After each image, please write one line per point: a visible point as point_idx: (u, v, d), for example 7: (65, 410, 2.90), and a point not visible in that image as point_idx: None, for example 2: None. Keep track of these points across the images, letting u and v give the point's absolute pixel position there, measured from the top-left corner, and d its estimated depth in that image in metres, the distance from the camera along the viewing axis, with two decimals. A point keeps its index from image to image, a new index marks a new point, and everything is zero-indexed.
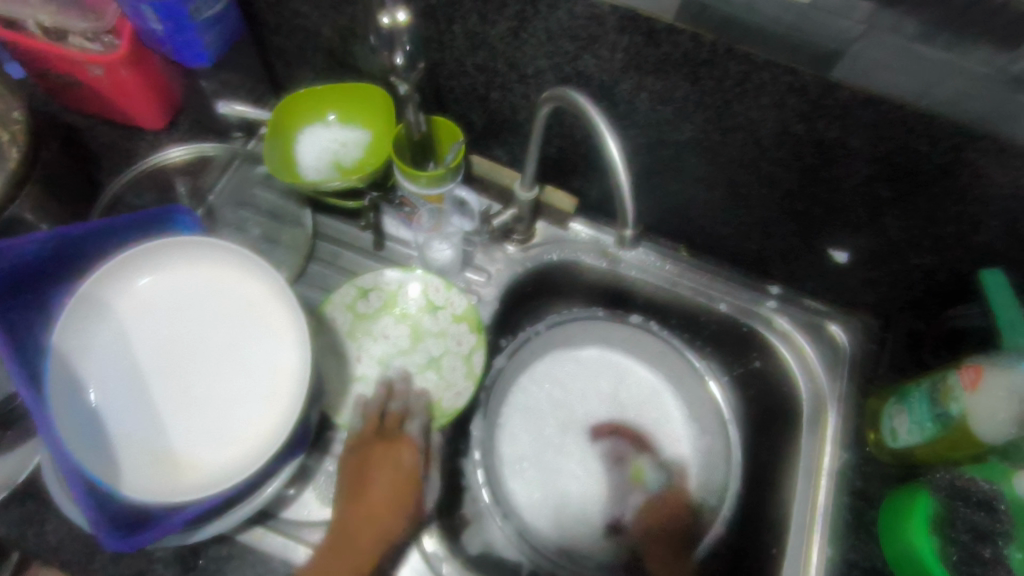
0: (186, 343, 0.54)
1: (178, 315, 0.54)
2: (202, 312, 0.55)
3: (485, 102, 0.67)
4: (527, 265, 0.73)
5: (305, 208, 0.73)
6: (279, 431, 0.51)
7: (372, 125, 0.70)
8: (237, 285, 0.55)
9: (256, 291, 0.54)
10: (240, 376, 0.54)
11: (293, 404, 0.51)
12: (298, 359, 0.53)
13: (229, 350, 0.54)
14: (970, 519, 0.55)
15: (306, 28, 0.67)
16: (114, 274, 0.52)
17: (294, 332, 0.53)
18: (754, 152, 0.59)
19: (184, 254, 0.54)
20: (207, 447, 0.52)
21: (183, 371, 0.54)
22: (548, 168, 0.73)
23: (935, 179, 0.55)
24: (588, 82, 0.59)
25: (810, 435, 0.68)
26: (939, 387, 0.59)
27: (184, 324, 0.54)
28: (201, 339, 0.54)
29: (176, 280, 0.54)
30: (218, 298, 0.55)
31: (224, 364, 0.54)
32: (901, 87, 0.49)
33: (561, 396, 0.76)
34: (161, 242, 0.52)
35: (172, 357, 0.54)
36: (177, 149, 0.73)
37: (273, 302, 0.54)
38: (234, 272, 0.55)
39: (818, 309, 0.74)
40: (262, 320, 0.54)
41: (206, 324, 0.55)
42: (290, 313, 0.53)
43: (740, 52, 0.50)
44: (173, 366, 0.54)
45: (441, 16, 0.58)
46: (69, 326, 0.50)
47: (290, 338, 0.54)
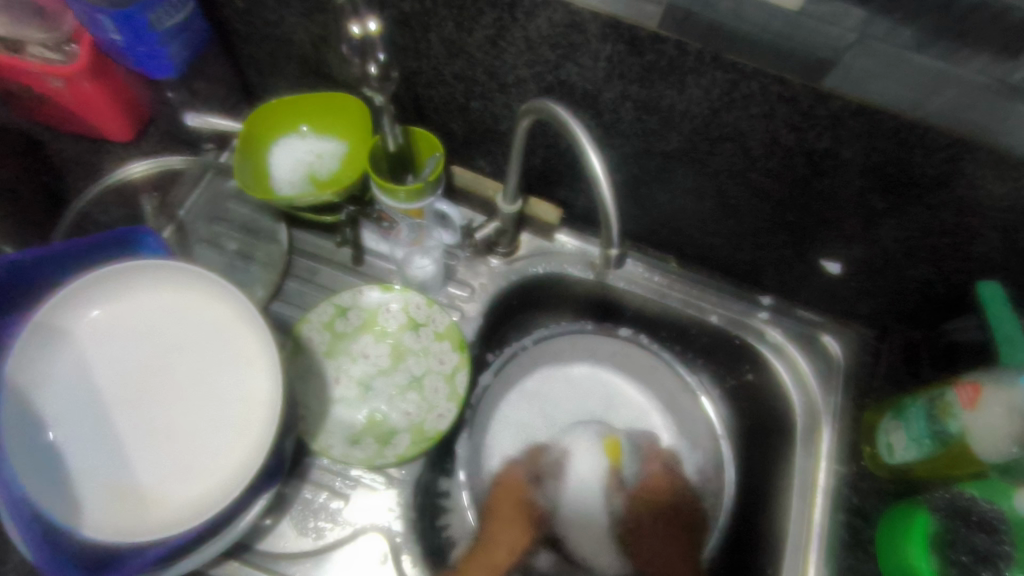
0: (151, 372, 0.52)
1: (143, 342, 0.52)
2: (169, 340, 0.52)
3: (466, 112, 0.64)
4: (512, 278, 0.71)
5: (281, 222, 0.70)
6: (247, 465, 0.48)
7: (348, 135, 0.68)
8: (204, 310, 0.52)
9: (224, 316, 0.52)
10: (209, 405, 0.51)
11: (262, 436, 0.49)
12: (268, 387, 0.50)
13: (196, 378, 0.51)
14: (970, 541, 0.53)
15: (277, 36, 0.64)
16: (72, 301, 0.49)
17: (262, 359, 0.50)
18: (743, 162, 0.57)
19: (145, 278, 0.51)
20: (173, 482, 0.49)
21: (148, 401, 0.51)
22: (533, 178, 0.71)
23: (931, 190, 0.53)
24: (570, 91, 0.56)
25: (804, 452, 0.66)
26: (936, 403, 0.57)
27: (148, 352, 0.52)
28: (167, 367, 0.52)
29: (140, 306, 0.52)
30: (185, 323, 0.52)
31: (191, 393, 0.51)
32: (895, 96, 0.47)
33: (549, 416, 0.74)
34: (118, 267, 0.49)
35: (136, 387, 0.51)
36: (141, 163, 0.70)
37: (241, 327, 0.51)
38: (200, 296, 0.52)
39: (812, 320, 0.72)
40: (230, 347, 0.51)
41: (173, 352, 0.52)
42: (258, 339, 0.50)
43: (726, 60, 0.48)
44: (137, 397, 0.51)
45: (416, 24, 0.56)
46: (24, 357, 0.48)
47: (260, 364, 0.51)
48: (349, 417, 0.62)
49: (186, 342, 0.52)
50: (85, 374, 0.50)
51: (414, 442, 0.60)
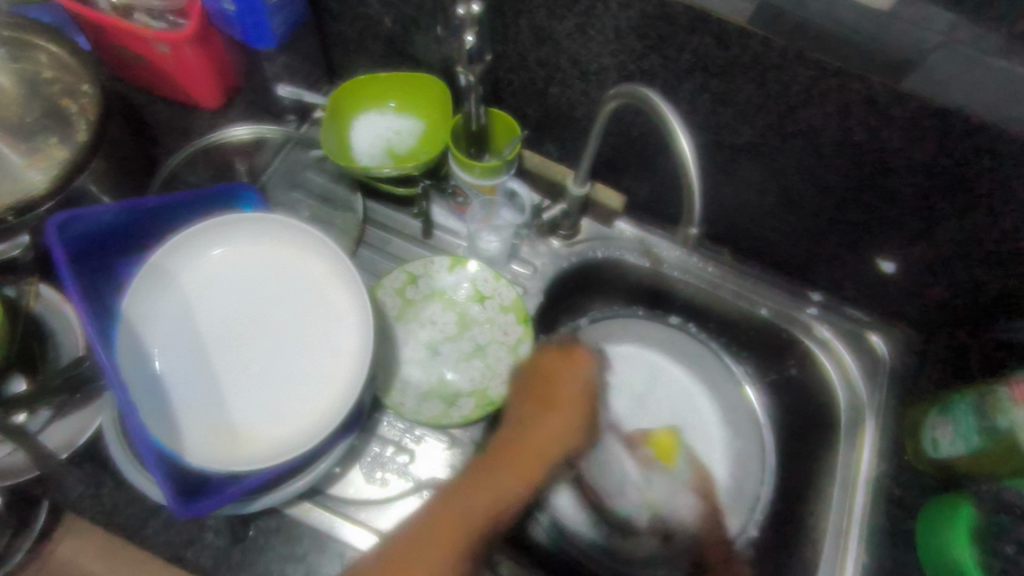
0: (248, 319, 0.55)
1: (240, 291, 0.55)
2: (265, 289, 0.56)
3: (543, 96, 0.68)
4: (573, 259, 0.74)
5: (356, 193, 0.74)
6: (338, 407, 0.51)
7: (428, 115, 0.71)
8: (299, 264, 0.56)
9: (315, 271, 0.55)
10: (300, 352, 0.54)
11: (353, 381, 0.52)
12: (358, 340, 0.53)
13: (289, 327, 0.55)
14: (1015, 532, 0.57)
15: (369, 16, 0.68)
16: (184, 247, 0.53)
17: (354, 311, 0.54)
18: (812, 159, 0.60)
19: (249, 230, 0.55)
20: (265, 421, 0.52)
21: (243, 345, 0.54)
22: (600, 165, 0.74)
23: (996, 194, 0.54)
24: (651, 81, 0.59)
25: (849, 444, 0.68)
26: (987, 399, 0.59)
27: (245, 299, 0.55)
28: (262, 315, 0.55)
29: (240, 257, 0.56)
30: (281, 276, 0.56)
31: (284, 341, 0.55)
32: (971, 100, 0.49)
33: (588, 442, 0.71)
34: (229, 217, 0.54)
35: (233, 331, 0.55)
36: (240, 128, 0.74)
37: (333, 282, 0.55)
38: (297, 251, 0.56)
39: (859, 319, 0.74)
40: (323, 299, 0.55)
41: (268, 302, 0.55)
42: (351, 293, 0.54)
43: (810, 58, 0.51)
44: (234, 340, 0.54)
45: (509, 10, 0.59)
46: (137, 294, 0.52)
47: (350, 317, 0.54)
48: (417, 379, 0.65)
49: (280, 292, 0.55)
50: (188, 316, 0.54)
51: (477, 405, 0.64)
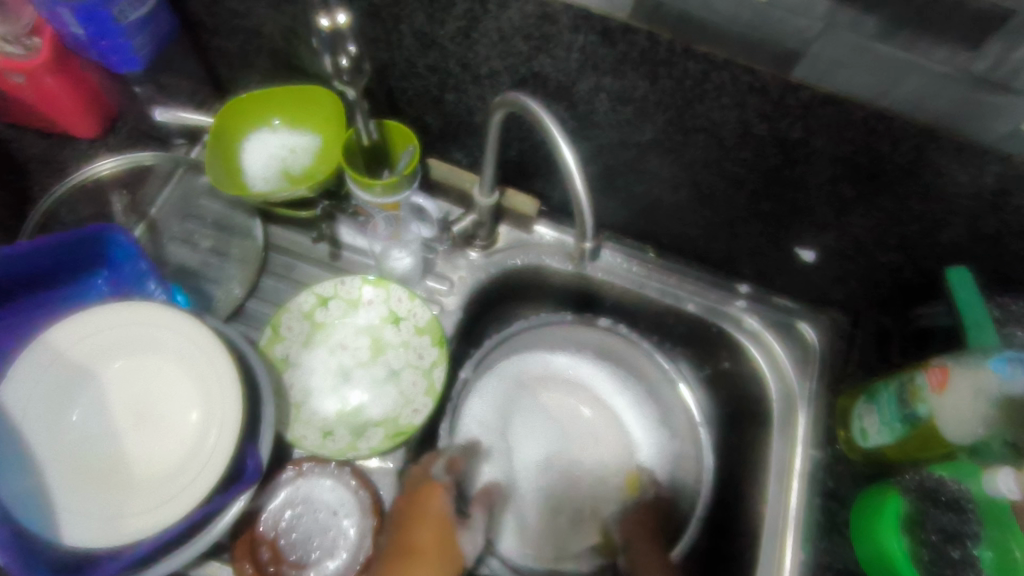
0: (138, 398, 0.52)
1: (129, 383, 0.52)
2: (155, 370, 0.52)
3: (440, 104, 0.64)
4: (491, 271, 0.71)
5: (255, 218, 0.69)
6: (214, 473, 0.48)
7: (321, 129, 0.67)
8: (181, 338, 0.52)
9: (179, 321, 0.51)
10: (184, 426, 0.51)
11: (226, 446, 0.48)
12: (233, 411, 0.49)
13: (174, 405, 0.51)
14: (940, 520, 0.56)
15: (247, 29, 0.63)
16: (70, 335, 0.50)
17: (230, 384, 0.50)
18: (717, 152, 0.57)
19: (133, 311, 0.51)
20: (157, 497, 0.48)
21: (149, 421, 0.51)
22: (510, 170, 0.70)
23: (899, 178, 0.53)
24: (544, 83, 0.56)
25: (780, 440, 0.67)
26: (906, 387, 0.59)
27: (136, 380, 0.52)
28: (153, 394, 0.52)
29: (120, 343, 0.52)
30: (157, 340, 0.52)
31: (172, 417, 0.51)
32: (864, 87, 0.47)
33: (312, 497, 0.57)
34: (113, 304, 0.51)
35: (135, 410, 0.52)
36: (109, 160, 0.68)
37: (199, 328, 0.51)
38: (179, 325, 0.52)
39: (788, 307, 0.73)
40: (204, 370, 0.51)
41: (158, 389, 0.52)
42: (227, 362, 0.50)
43: (698, 52, 0.48)
44: (139, 419, 0.52)
45: (387, 16, 0.55)
46: (16, 380, 0.48)
47: (219, 358, 0.51)
48: (328, 412, 0.62)
49: (168, 374, 0.52)
50: (79, 409, 0.51)
51: (387, 436, 0.60)
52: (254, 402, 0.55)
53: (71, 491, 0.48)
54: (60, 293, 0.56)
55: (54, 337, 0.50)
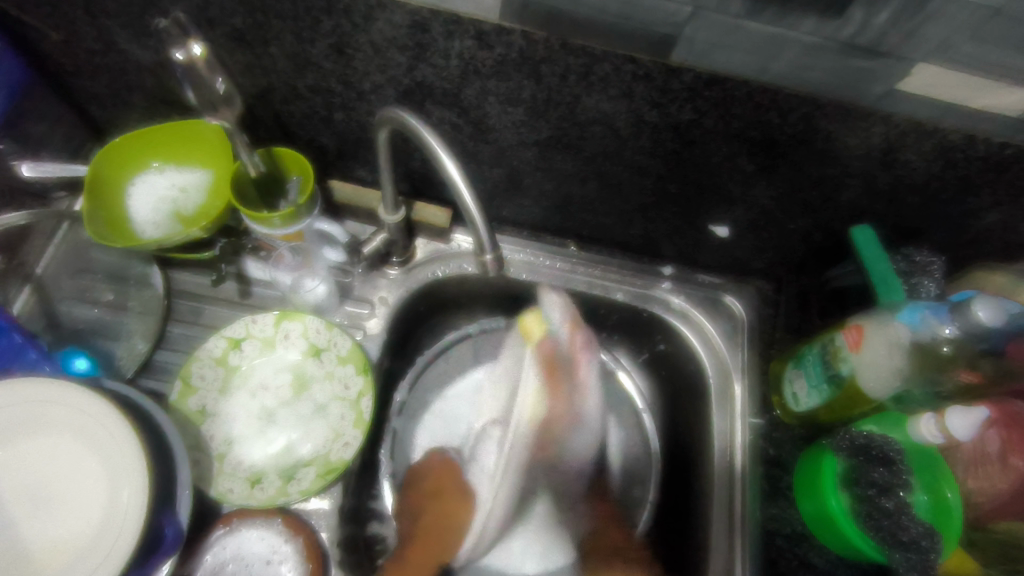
0: (30, 484, 0.48)
1: (20, 468, 0.48)
2: (46, 450, 0.48)
3: (331, 123, 0.61)
4: (412, 286, 0.69)
5: (152, 264, 0.65)
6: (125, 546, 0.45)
7: (211, 164, 0.63)
8: (70, 413, 0.48)
9: (69, 393, 0.48)
10: (85, 503, 0.47)
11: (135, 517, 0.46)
12: (139, 480, 0.47)
13: (73, 483, 0.48)
14: (871, 476, 0.57)
15: (110, 68, 0.59)
16: None
17: (134, 450, 0.47)
18: (615, 142, 0.57)
19: (17, 391, 0.48)
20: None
21: (47, 507, 0.48)
22: (417, 182, 0.68)
23: (792, 148, 0.54)
24: (431, 92, 0.54)
25: (720, 411, 0.68)
26: (829, 349, 0.59)
27: (26, 465, 0.48)
28: (46, 475, 0.48)
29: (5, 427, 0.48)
30: (45, 417, 0.48)
31: (70, 496, 0.48)
32: (740, 63, 0.47)
33: (255, 542, 0.55)
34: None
35: (32, 495, 0.48)
36: None
37: (93, 397, 0.48)
38: (67, 400, 0.48)
39: (713, 283, 0.74)
40: (101, 442, 0.48)
41: (52, 469, 0.48)
42: (128, 429, 0.47)
43: (575, 45, 0.47)
44: (36, 506, 0.48)
45: (253, 40, 0.52)
46: None
47: (120, 428, 0.48)
48: (256, 458, 0.59)
49: (61, 451, 0.48)
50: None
51: (320, 474, 0.58)
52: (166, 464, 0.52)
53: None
54: None
55: None
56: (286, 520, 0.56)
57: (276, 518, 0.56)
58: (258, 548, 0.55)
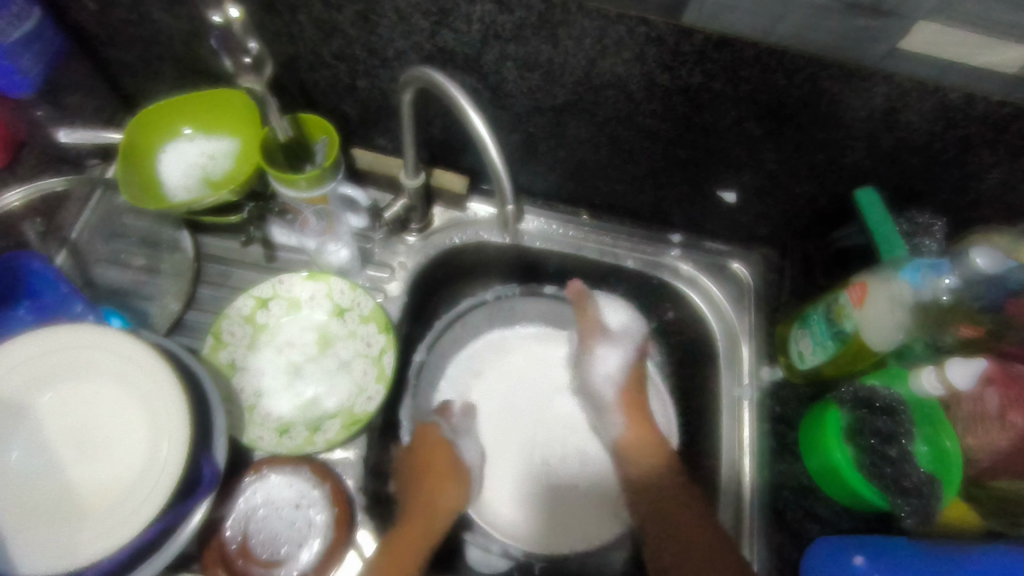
0: (76, 428, 0.50)
1: (66, 413, 0.50)
2: (90, 395, 0.50)
3: (354, 91, 0.64)
4: (430, 252, 0.72)
5: (182, 229, 0.68)
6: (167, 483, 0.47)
7: (237, 132, 0.66)
8: (112, 359, 0.50)
9: (109, 339, 0.50)
10: (129, 445, 0.49)
11: (176, 456, 0.48)
12: (178, 421, 0.49)
13: (117, 427, 0.50)
14: (874, 425, 0.61)
15: (143, 38, 0.61)
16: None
17: (173, 394, 0.49)
18: (628, 107, 0.59)
19: (59, 339, 0.50)
20: (111, 522, 0.47)
21: (93, 449, 0.50)
22: (435, 150, 0.71)
23: (799, 110, 0.56)
24: (452, 57, 0.57)
25: (729, 370, 0.72)
26: (833, 308, 0.62)
27: (72, 410, 0.51)
28: (91, 419, 0.51)
29: (51, 373, 0.50)
30: (89, 363, 0.50)
31: (115, 439, 0.50)
32: (750, 24, 0.49)
33: (286, 487, 0.58)
34: (40, 333, 0.50)
35: (79, 438, 0.50)
36: (16, 191, 0.63)
37: (133, 343, 0.50)
38: (108, 347, 0.50)
39: (720, 250, 0.77)
40: (143, 386, 0.50)
41: (97, 413, 0.50)
42: (167, 373, 0.49)
43: (591, 8, 0.50)
44: (83, 449, 0.50)
45: (283, 7, 0.55)
46: None
47: (159, 372, 0.50)
48: (283, 410, 0.62)
49: (105, 396, 0.50)
50: (17, 445, 0.49)
51: (344, 426, 0.61)
52: (203, 410, 0.54)
53: (20, 530, 0.46)
54: None
55: None
56: (319, 466, 0.59)
57: (307, 465, 0.59)
58: (290, 491, 0.58)
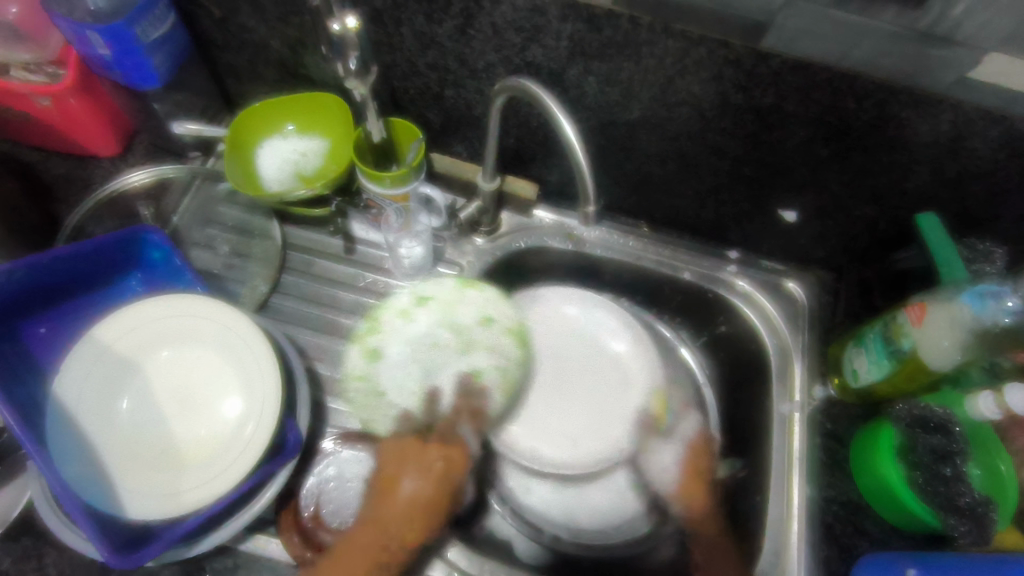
0: (179, 388, 0.56)
1: (171, 373, 0.56)
2: (195, 360, 0.56)
3: (441, 100, 0.69)
4: (497, 254, 0.76)
5: (272, 219, 0.74)
6: (259, 441, 0.52)
7: (331, 132, 0.71)
8: (216, 327, 0.56)
9: (220, 310, 0.56)
10: (227, 406, 0.55)
11: (268, 418, 0.52)
12: (270, 385, 0.54)
13: (216, 389, 0.56)
14: (929, 443, 0.61)
15: (256, 43, 0.67)
16: (117, 329, 0.55)
17: (267, 360, 0.54)
18: (699, 124, 0.63)
19: (171, 305, 0.56)
20: (210, 473, 0.52)
21: (193, 407, 0.55)
22: (508, 159, 0.76)
23: (865, 133, 0.59)
24: (538, 72, 0.61)
25: (780, 383, 0.72)
26: (891, 326, 0.63)
27: (177, 372, 0.56)
28: (193, 381, 0.56)
29: (163, 337, 0.56)
30: (198, 330, 0.56)
31: (213, 400, 0.55)
32: (826, 50, 0.52)
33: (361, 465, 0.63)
34: (154, 300, 0.55)
35: (181, 396, 0.56)
36: (138, 173, 0.72)
37: (236, 315, 0.56)
38: (213, 318, 0.56)
39: (776, 269, 0.78)
40: (241, 353, 0.55)
41: (199, 376, 0.56)
42: (263, 343, 0.54)
43: (676, 30, 0.54)
44: (184, 407, 0.55)
45: (388, 19, 0.60)
46: (69, 374, 0.52)
47: (257, 342, 0.55)
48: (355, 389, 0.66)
49: (207, 360, 0.56)
50: (128, 399, 0.55)
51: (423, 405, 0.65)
52: (290, 383, 0.59)
53: (129, 472, 0.51)
54: (93, 297, 0.61)
55: (102, 333, 0.54)
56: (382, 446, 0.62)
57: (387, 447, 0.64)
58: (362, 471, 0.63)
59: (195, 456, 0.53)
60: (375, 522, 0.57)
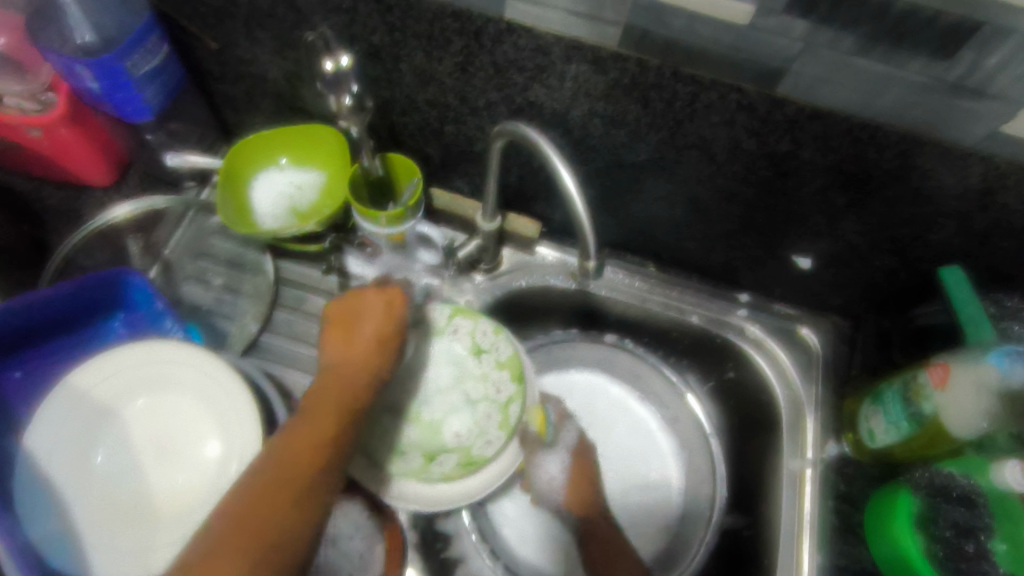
0: (152, 439, 0.53)
1: (144, 423, 0.53)
2: (171, 408, 0.53)
3: (441, 135, 0.66)
4: (496, 292, 0.73)
5: (266, 254, 0.72)
6: None
7: (326, 166, 0.69)
8: (193, 375, 0.53)
9: (197, 359, 0.53)
10: (203, 459, 0.52)
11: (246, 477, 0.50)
12: (247, 441, 0.51)
13: (191, 440, 0.52)
14: (951, 515, 0.57)
15: (253, 74, 0.65)
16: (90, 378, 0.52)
17: (248, 414, 0.52)
18: (709, 168, 0.60)
19: (145, 353, 0.53)
20: (184, 534, 0.49)
21: (167, 460, 0.52)
22: (511, 195, 0.73)
23: (887, 183, 0.55)
24: (541, 112, 0.59)
25: (791, 441, 0.68)
26: (910, 386, 0.59)
27: (150, 422, 0.53)
28: (167, 431, 0.53)
29: (138, 385, 0.53)
30: (176, 377, 0.54)
31: (188, 452, 0.52)
32: (846, 98, 0.49)
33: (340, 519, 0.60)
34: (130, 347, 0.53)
35: (155, 447, 0.53)
36: (126, 205, 0.69)
37: (216, 363, 0.53)
38: (190, 365, 0.53)
39: (789, 314, 0.75)
40: (219, 403, 0.53)
41: (174, 426, 0.53)
42: (243, 395, 0.52)
43: (685, 74, 0.51)
44: (157, 458, 0.52)
45: (386, 56, 0.58)
46: (39, 428, 0.50)
47: (237, 393, 0.52)
48: None
49: (183, 409, 0.53)
50: (101, 451, 0.52)
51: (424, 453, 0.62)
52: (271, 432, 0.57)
53: (100, 532, 0.49)
54: (75, 339, 0.59)
55: (74, 383, 0.52)
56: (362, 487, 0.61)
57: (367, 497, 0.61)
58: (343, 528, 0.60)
59: (168, 514, 0.50)
60: (289, 450, 0.43)
